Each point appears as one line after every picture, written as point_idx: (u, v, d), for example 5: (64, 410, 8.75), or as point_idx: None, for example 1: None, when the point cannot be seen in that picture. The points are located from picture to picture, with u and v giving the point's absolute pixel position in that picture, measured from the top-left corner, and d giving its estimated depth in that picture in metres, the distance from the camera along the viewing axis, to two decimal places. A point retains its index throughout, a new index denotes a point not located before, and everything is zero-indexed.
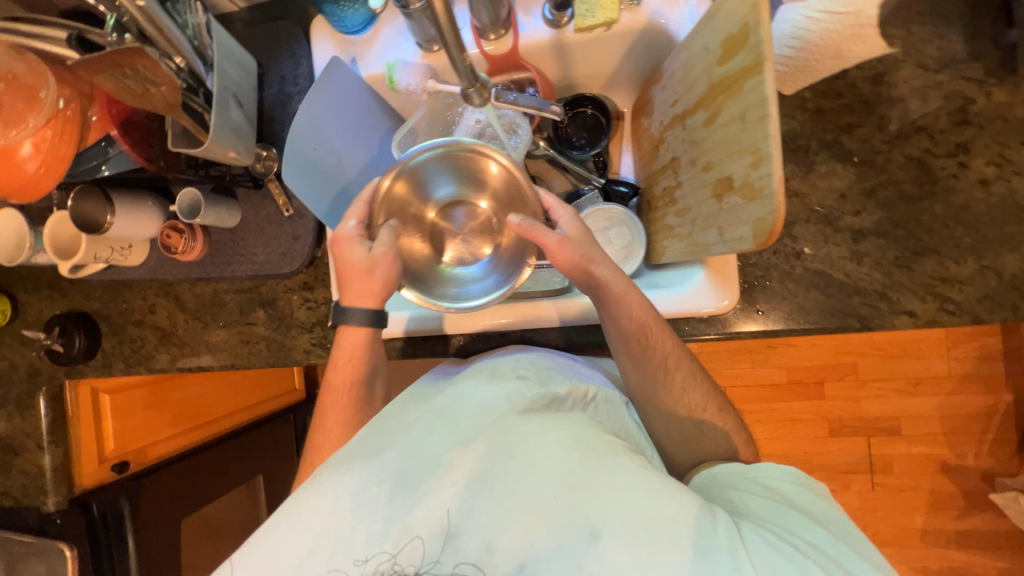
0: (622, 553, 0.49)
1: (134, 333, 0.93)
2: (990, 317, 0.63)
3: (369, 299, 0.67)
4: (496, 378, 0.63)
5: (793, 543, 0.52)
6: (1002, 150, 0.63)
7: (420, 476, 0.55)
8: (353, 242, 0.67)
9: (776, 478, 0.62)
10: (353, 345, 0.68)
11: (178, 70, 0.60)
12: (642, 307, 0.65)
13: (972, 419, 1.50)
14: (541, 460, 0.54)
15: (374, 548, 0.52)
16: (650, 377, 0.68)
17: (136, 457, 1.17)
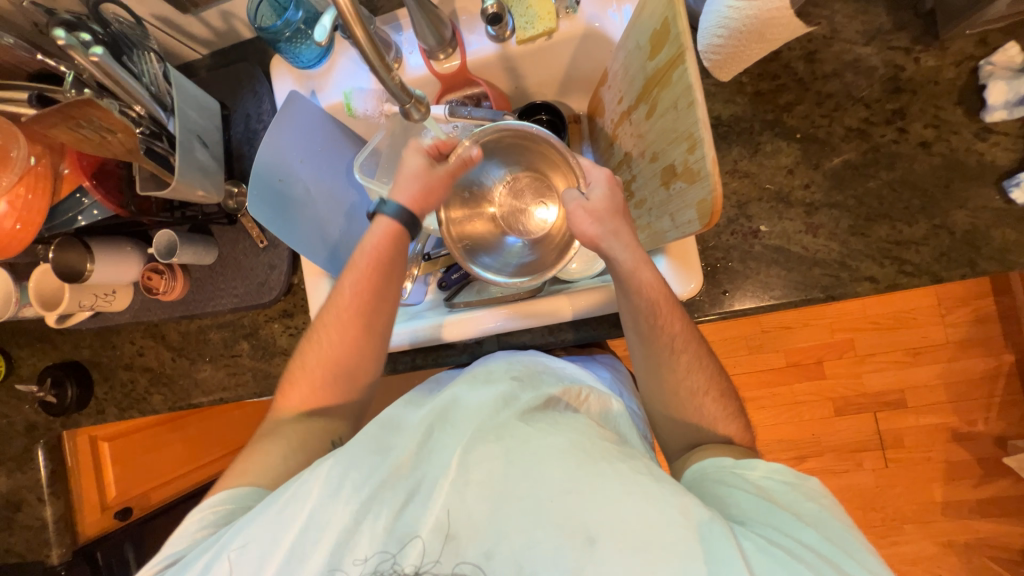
0: (621, 559, 0.45)
1: (124, 377, 0.95)
2: (949, 275, 0.64)
3: (410, 199, 0.72)
4: (489, 381, 0.63)
5: (787, 547, 0.47)
6: (938, 113, 0.65)
7: (411, 485, 0.52)
8: (418, 154, 0.74)
9: (763, 477, 0.56)
10: (381, 238, 0.70)
11: (139, 118, 0.63)
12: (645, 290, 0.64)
13: (976, 384, 1.48)
14: (540, 466, 0.51)
15: (375, 548, 0.49)
16: (657, 358, 0.66)
17: (139, 500, 1.22)
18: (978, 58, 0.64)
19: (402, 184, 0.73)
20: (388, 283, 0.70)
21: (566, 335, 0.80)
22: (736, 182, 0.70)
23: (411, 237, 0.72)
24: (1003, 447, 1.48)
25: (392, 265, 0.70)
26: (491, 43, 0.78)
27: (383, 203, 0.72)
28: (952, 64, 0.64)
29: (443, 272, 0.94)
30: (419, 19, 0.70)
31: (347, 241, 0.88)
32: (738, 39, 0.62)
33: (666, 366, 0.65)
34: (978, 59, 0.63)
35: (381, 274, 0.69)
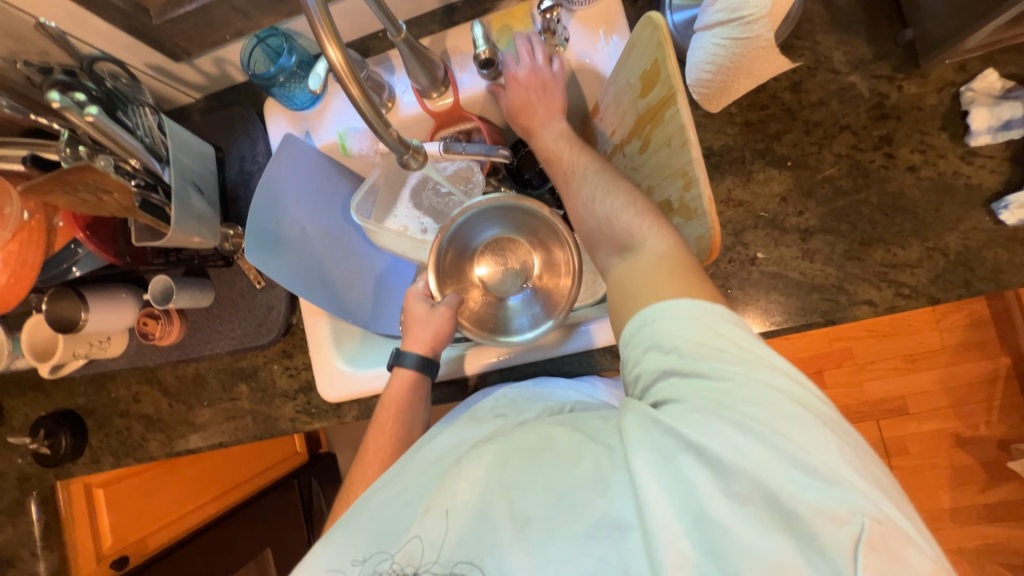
0: (553, 523, 0.46)
1: (120, 425, 0.93)
2: (946, 296, 0.65)
3: (420, 346, 0.75)
4: (474, 421, 0.69)
5: (729, 418, 0.41)
6: (923, 138, 0.66)
7: (396, 516, 0.56)
8: (420, 299, 0.78)
9: (676, 325, 0.47)
10: (399, 390, 0.74)
11: (135, 171, 0.62)
12: (574, 169, 0.66)
13: (975, 387, 1.49)
14: (480, 469, 0.51)
15: (373, 549, 0.53)
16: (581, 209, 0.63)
17: (135, 548, 1.16)
18: (959, 84, 0.65)
19: (411, 337, 0.76)
20: (411, 427, 0.72)
21: (569, 367, 0.79)
22: (730, 211, 0.71)
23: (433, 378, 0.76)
24: (1007, 451, 1.48)
25: (413, 413, 0.73)
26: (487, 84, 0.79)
27: (396, 357, 0.74)
28: (934, 91, 0.66)
29: None
30: (412, 62, 0.72)
31: (345, 279, 0.87)
32: (726, 74, 0.63)
33: (591, 218, 0.61)
34: (959, 85, 0.65)
35: (401, 427, 0.72)
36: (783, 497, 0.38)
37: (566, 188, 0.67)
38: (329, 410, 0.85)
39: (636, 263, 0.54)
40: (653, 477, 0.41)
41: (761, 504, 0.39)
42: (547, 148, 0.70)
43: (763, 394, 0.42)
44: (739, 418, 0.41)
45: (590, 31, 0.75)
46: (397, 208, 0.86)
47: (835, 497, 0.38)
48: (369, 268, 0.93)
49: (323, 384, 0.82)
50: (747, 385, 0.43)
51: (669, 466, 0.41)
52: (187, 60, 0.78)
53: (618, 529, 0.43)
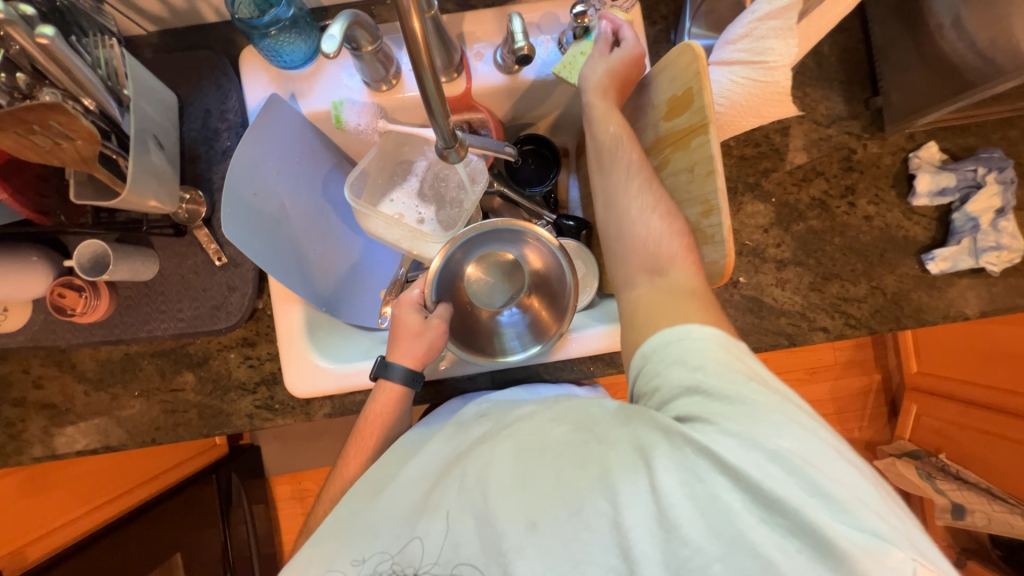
0: (563, 525, 0.47)
1: (11, 415, 0.76)
2: (880, 328, 0.77)
3: (410, 358, 0.69)
4: (460, 429, 0.66)
5: (757, 443, 0.42)
6: (878, 192, 0.77)
7: (389, 519, 0.56)
8: (412, 308, 0.71)
9: (705, 347, 0.48)
10: (386, 404, 0.68)
11: (87, 113, 0.51)
12: (633, 169, 0.58)
13: (854, 398, 1.78)
14: (484, 473, 0.53)
15: (372, 549, 0.54)
16: (613, 187, 0.59)
17: (13, 559, 0.97)
18: (909, 150, 0.77)
19: (400, 348, 0.70)
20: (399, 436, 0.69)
21: (558, 371, 0.80)
22: None
23: (415, 389, 0.70)
24: (871, 450, 1.79)
25: (401, 422, 0.70)
26: (555, 75, 0.76)
27: (382, 368, 0.69)
28: (890, 153, 0.77)
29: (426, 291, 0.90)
30: (432, 41, 0.67)
31: (322, 262, 0.79)
32: (735, 110, 0.67)
33: (638, 230, 0.56)
34: (909, 151, 0.77)
35: (385, 438, 0.69)
36: (820, 530, 0.39)
37: (610, 183, 0.59)
38: (297, 406, 0.77)
39: (664, 289, 0.54)
40: (683, 502, 0.43)
41: (792, 534, 0.40)
42: (603, 140, 0.60)
43: (797, 424, 0.43)
44: (774, 450, 0.42)
45: None
46: (392, 194, 0.81)
47: (870, 530, 0.39)
48: (349, 252, 0.85)
49: (292, 378, 0.74)
50: (773, 409, 0.44)
51: (699, 493, 0.43)
52: None
53: (634, 535, 0.44)
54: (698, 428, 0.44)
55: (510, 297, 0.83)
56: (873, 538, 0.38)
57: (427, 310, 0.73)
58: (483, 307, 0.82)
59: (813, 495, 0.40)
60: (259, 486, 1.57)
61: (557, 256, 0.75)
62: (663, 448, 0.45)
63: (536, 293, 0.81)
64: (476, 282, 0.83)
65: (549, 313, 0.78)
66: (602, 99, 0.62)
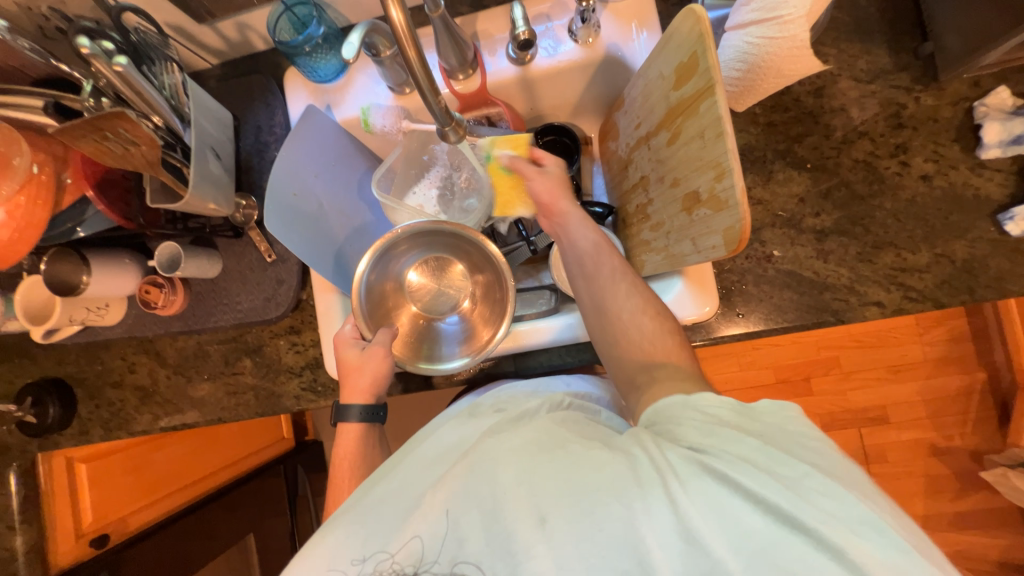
0: (575, 528, 0.43)
1: (113, 396, 0.90)
2: (951, 301, 0.68)
3: (359, 395, 0.72)
4: (473, 416, 0.63)
5: (776, 475, 0.41)
6: (937, 148, 0.69)
7: (390, 511, 0.51)
8: (349, 343, 0.73)
9: (714, 396, 0.49)
10: (349, 445, 0.72)
11: (156, 128, 0.61)
12: (618, 276, 0.65)
13: (953, 400, 1.52)
14: (492, 463, 0.48)
15: (372, 548, 0.48)
16: (599, 293, 0.65)
17: (117, 526, 1.11)
18: (972, 99, 0.68)
19: (351, 387, 0.72)
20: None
21: (582, 354, 0.80)
22: (750, 209, 0.72)
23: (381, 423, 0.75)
24: (979, 461, 1.51)
25: (374, 457, 0.72)
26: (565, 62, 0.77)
27: (340, 412, 0.72)
28: (949, 105, 0.69)
29: None
30: (444, 40, 0.71)
31: (358, 257, 0.87)
32: (756, 72, 0.65)
33: (630, 331, 0.62)
34: (972, 100, 0.68)
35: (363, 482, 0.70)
36: (847, 549, 0.38)
37: (598, 289, 0.66)
38: (336, 388, 0.84)
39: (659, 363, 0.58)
40: (699, 513, 0.41)
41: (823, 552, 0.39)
42: (584, 248, 0.68)
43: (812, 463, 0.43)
44: (789, 476, 0.41)
45: (622, 24, 0.76)
46: (416, 187, 0.86)
47: (898, 553, 0.38)
48: None
49: (331, 362, 0.80)
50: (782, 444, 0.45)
51: (720, 507, 0.41)
52: (209, 22, 0.76)
53: (649, 540, 0.41)
54: (714, 454, 0.43)
55: (454, 301, 0.86)
56: (900, 554, 0.38)
57: (364, 342, 0.74)
58: (427, 315, 0.86)
59: (838, 514, 0.39)
60: (317, 479, 1.67)
61: (496, 262, 0.75)
62: (684, 468, 0.43)
63: (479, 301, 0.82)
64: (423, 285, 0.86)
65: (488, 313, 0.79)
66: (577, 210, 0.70)
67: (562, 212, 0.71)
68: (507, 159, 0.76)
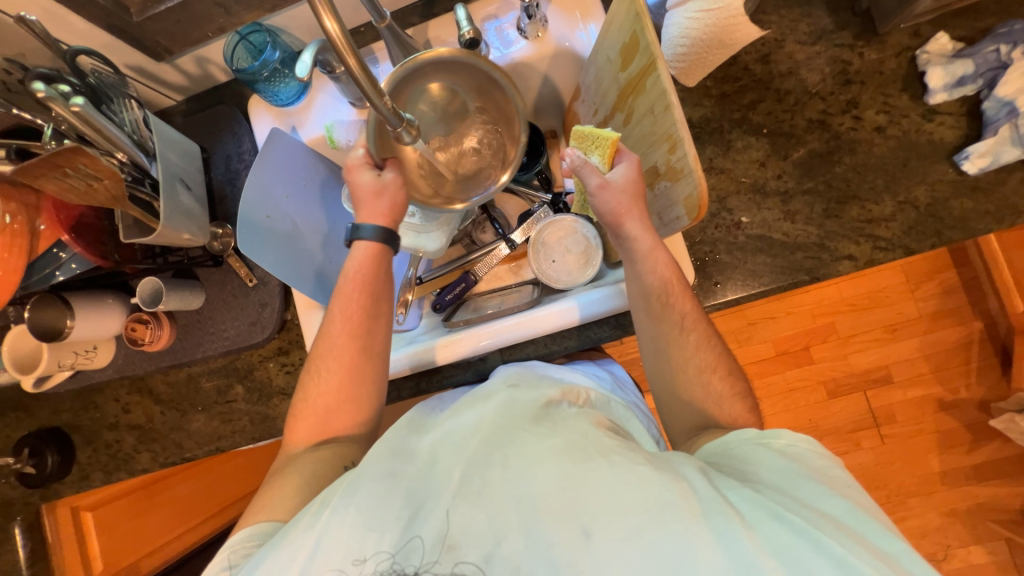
0: (623, 548, 0.40)
1: (110, 438, 0.90)
2: (920, 246, 0.69)
3: (378, 218, 0.68)
4: (484, 400, 0.56)
5: (858, 539, 0.41)
6: (886, 99, 0.71)
7: (409, 498, 0.46)
8: (364, 168, 0.69)
9: (790, 445, 0.52)
10: (363, 263, 0.67)
11: (121, 164, 0.63)
12: (688, 324, 0.63)
13: (953, 353, 1.51)
14: (532, 469, 0.45)
15: (374, 546, 0.44)
16: (663, 336, 0.63)
17: (129, 571, 1.12)
18: (914, 48, 0.70)
19: (366, 209, 0.68)
20: (374, 325, 0.66)
21: (571, 341, 0.80)
22: (714, 178, 0.74)
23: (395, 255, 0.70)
24: (987, 411, 1.50)
25: (381, 289, 0.67)
26: (515, 58, 0.79)
27: (354, 230, 0.67)
28: (892, 57, 0.71)
29: (435, 295, 0.93)
30: (396, 50, 0.72)
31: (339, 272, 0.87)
32: (699, 46, 0.66)
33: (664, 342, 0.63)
34: (914, 49, 0.70)
35: (367, 315, 0.66)
36: None
37: (662, 329, 0.63)
38: None
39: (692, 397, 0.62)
40: (762, 541, 0.40)
41: None
42: (652, 284, 0.63)
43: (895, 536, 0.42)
44: (882, 549, 0.41)
45: (567, 15, 0.78)
46: None
47: None
48: None
49: None
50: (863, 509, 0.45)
51: (788, 551, 0.39)
52: (168, 60, 0.78)
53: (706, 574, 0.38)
54: (795, 506, 0.44)
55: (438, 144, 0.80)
56: None
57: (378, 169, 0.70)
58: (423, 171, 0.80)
59: None
60: None
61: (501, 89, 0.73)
62: (756, 511, 0.42)
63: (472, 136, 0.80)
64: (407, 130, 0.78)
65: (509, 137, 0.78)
66: (644, 236, 0.62)
67: (626, 233, 0.63)
68: (573, 160, 0.64)
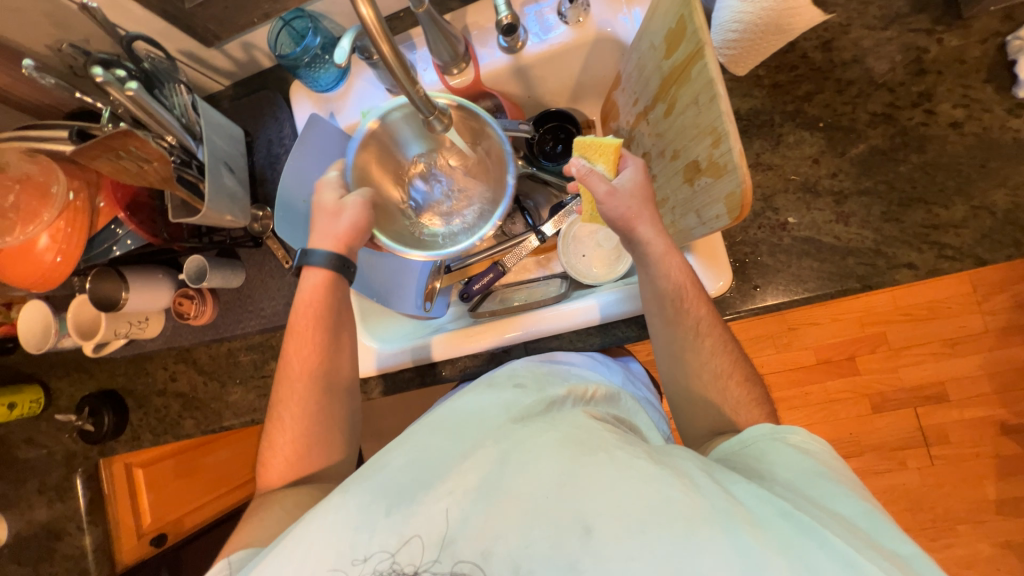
0: (625, 546, 0.38)
1: (158, 403, 0.96)
2: (993, 256, 0.62)
3: (330, 240, 0.67)
4: (494, 387, 0.60)
5: (873, 543, 0.39)
6: (966, 91, 0.64)
7: (412, 489, 0.47)
8: (331, 189, 0.70)
9: (804, 442, 0.50)
10: (317, 293, 0.67)
11: (170, 147, 0.66)
12: (703, 329, 0.60)
13: (1022, 373, 1.38)
14: (529, 459, 0.46)
15: (374, 545, 0.43)
16: (678, 341, 0.61)
17: (173, 526, 1.21)
18: (1004, 34, 0.63)
19: (321, 231, 0.68)
20: (332, 357, 0.68)
21: (598, 338, 0.78)
22: (760, 175, 0.69)
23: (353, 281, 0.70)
24: None
25: (338, 317, 0.68)
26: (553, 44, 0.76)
27: (304, 255, 0.68)
28: (977, 43, 0.63)
29: (463, 284, 0.94)
30: (434, 36, 0.71)
31: None
32: (755, 31, 0.61)
33: (694, 347, 0.60)
34: (1005, 34, 0.63)
35: (325, 347, 0.67)
36: None
37: (677, 335, 0.61)
38: None
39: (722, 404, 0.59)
40: (770, 540, 0.38)
41: None
42: (664, 289, 0.60)
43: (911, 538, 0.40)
44: (897, 553, 0.39)
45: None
46: None
47: None
48: None
49: None
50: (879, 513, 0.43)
51: (798, 550, 0.37)
52: (216, 45, 0.81)
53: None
54: (804, 505, 0.42)
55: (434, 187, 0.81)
56: None
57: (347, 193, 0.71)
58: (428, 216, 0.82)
59: None
60: None
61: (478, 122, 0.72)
62: (762, 510, 0.41)
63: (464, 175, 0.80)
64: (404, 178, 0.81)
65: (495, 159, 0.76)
66: (656, 240, 0.60)
67: (641, 236, 0.61)
68: (579, 169, 0.63)
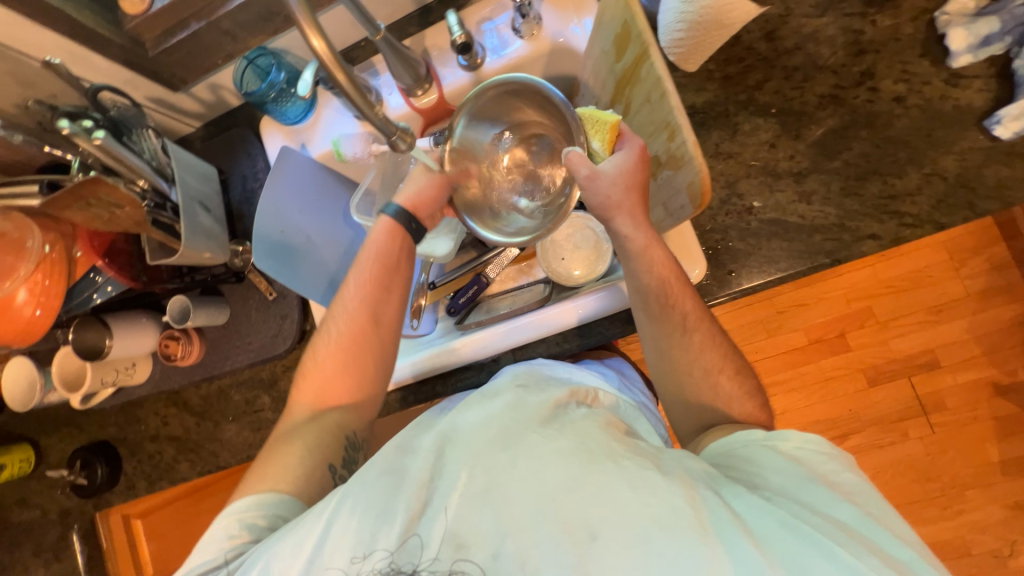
0: (629, 557, 0.39)
1: (152, 449, 0.95)
2: (951, 220, 0.64)
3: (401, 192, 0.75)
4: (490, 396, 0.54)
5: (868, 544, 0.41)
6: (904, 67, 0.67)
7: (411, 497, 0.45)
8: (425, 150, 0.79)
9: (800, 447, 0.51)
10: (383, 240, 0.72)
11: (144, 191, 0.67)
12: (690, 324, 0.61)
13: (1008, 332, 1.40)
14: (541, 469, 0.43)
15: (375, 545, 0.43)
16: (667, 338, 0.62)
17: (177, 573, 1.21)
18: (933, 10, 0.66)
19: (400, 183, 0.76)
20: (383, 306, 0.70)
21: (585, 338, 0.79)
22: (721, 164, 0.71)
23: (414, 241, 0.74)
24: None
25: (397, 268, 0.71)
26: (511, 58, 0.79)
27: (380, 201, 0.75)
28: (908, 21, 0.67)
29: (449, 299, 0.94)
30: (394, 62, 0.73)
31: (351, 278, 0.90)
32: (697, 30, 0.64)
33: (674, 337, 0.62)
34: (933, 10, 0.66)
35: (379, 293, 0.70)
36: None
37: (664, 330, 0.62)
38: None
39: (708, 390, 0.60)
40: (771, 552, 0.39)
41: None
42: (649, 287, 0.61)
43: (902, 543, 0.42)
44: (892, 556, 0.40)
45: (561, 12, 0.77)
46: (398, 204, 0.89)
47: None
48: None
49: None
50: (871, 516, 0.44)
51: (794, 555, 0.39)
52: (183, 89, 0.82)
53: None
54: (802, 510, 0.43)
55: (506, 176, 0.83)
56: None
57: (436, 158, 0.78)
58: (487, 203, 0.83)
59: None
60: None
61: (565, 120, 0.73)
62: (763, 520, 0.41)
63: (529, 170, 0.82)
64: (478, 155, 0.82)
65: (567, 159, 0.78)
66: (636, 236, 0.62)
67: (617, 227, 0.63)
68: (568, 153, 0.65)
